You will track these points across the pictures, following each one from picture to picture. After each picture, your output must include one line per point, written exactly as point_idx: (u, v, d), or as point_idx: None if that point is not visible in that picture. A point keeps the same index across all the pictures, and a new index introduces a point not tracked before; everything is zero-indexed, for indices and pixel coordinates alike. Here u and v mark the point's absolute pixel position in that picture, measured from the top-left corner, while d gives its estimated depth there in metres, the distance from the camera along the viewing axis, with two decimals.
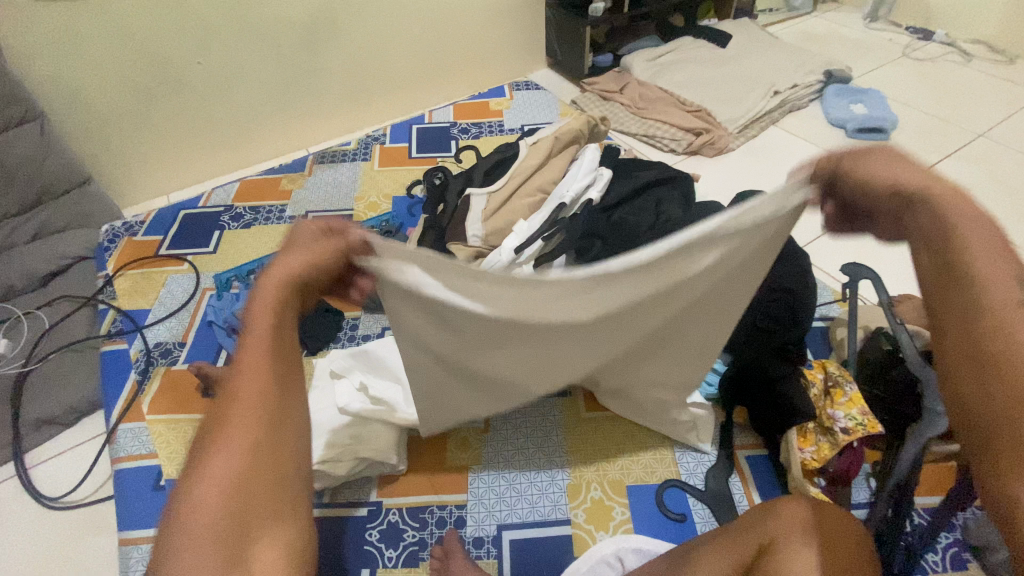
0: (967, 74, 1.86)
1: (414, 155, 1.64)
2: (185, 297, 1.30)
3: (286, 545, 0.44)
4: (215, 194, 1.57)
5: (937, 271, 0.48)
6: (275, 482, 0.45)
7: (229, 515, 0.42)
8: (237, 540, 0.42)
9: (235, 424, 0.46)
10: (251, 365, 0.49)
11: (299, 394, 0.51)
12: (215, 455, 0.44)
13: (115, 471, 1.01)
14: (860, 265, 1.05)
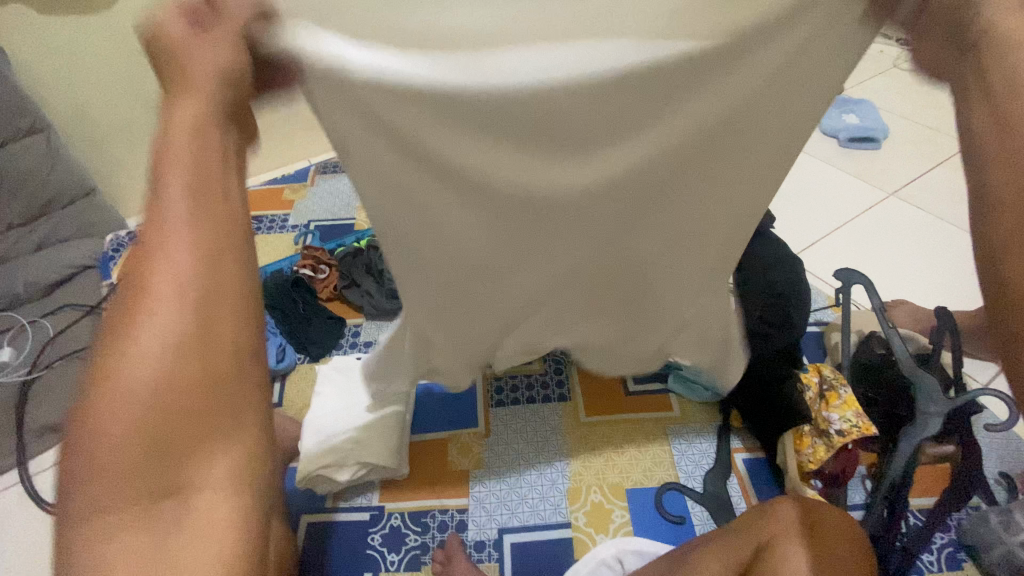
0: None
1: None
2: None
3: (230, 468, 0.35)
4: None
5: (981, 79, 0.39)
6: (210, 405, 0.34)
7: (152, 425, 0.33)
8: (168, 453, 0.33)
9: (155, 309, 0.34)
10: (174, 236, 0.35)
11: (236, 277, 0.36)
12: (133, 350, 0.33)
13: None
14: (851, 270, 1.07)
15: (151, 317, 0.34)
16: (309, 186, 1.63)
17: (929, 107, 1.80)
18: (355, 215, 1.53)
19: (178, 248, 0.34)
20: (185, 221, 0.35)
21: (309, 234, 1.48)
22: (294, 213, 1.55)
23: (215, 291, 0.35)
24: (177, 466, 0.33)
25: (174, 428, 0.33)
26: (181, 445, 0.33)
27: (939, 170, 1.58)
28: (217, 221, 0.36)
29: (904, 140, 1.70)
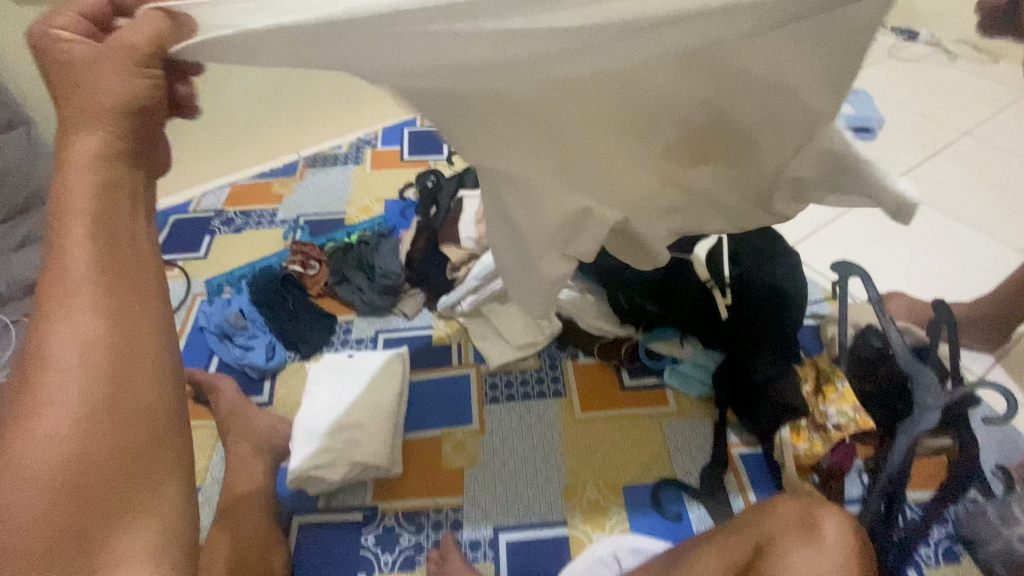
0: (955, 72, 1.88)
1: (406, 157, 1.64)
2: (176, 303, 1.29)
3: (155, 514, 0.50)
4: (205, 199, 1.57)
5: None
6: (126, 457, 0.48)
7: (68, 480, 0.46)
8: (88, 504, 0.47)
9: (51, 384, 0.47)
10: (62, 324, 0.48)
11: (139, 356, 0.50)
12: (41, 418, 0.46)
13: None
14: (849, 263, 1.05)
15: (54, 340, 0.48)
16: (298, 180, 1.60)
17: (926, 97, 1.79)
18: (346, 210, 1.51)
19: (81, 298, 0.48)
20: (88, 276, 0.49)
21: (299, 229, 1.45)
22: (284, 207, 1.53)
23: (116, 321, 0.49)
24: (83, 491, 0.47)
25: (83, 460, 0.47)
26: (87, 446, 0.47)
27: (935, 161, 1.57)
28: (114, 305, 0.50)
29: (900, 130, 1.69)
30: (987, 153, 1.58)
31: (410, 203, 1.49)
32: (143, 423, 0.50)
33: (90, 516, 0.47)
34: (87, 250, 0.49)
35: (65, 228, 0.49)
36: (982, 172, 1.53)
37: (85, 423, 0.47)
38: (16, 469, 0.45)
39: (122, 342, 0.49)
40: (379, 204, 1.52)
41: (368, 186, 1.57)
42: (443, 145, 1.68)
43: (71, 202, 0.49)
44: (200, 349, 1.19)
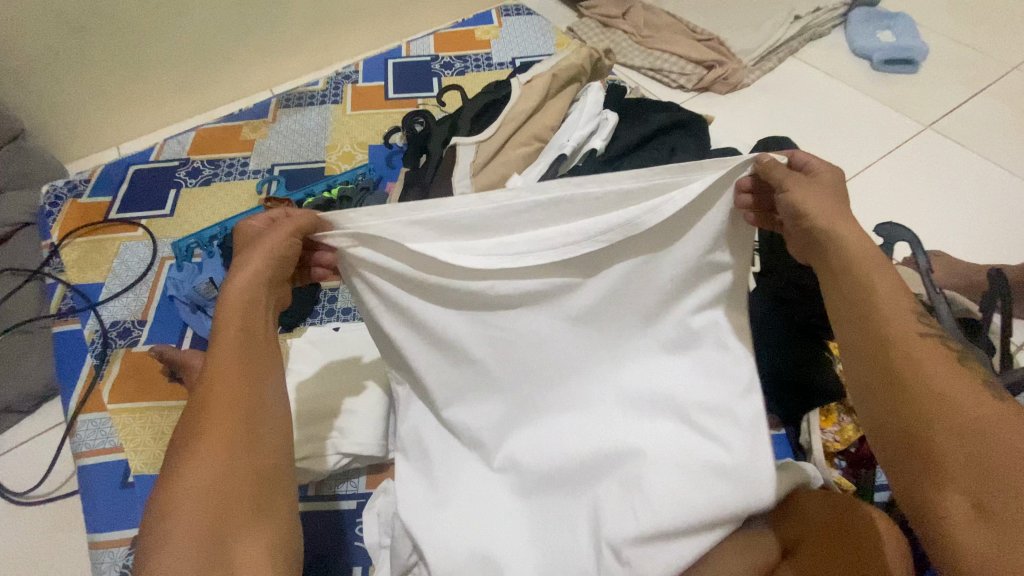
0: (991, 14, 1.76)
1: (390, 96, 1.47)
2: (141, 269, 1.16)
3: (265, 544, 0.49)
4: (168, 145, 1.39)
5: (875, 343, 0.52)
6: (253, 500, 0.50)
7: (208, 521, 0.47)
8: (216, 544, 0.46)
9: (213, 429, 0.50)
10: (223, 364, 0.54)
11: (271, 406, 0.55)
12: (191, 462, 0.49)
13: (79, 467, 0.92)
14: (894, 224, 0.94)
15: (214, 387, 0.53)
16: (270, 123, 1.42)
17: (957, 41, 1.69)
18: (326, 157, 1.35)
19: (227, 356, 0.55)
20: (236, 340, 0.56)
21: (274, 181, 1.30)
22: (255, 155, 1.36)
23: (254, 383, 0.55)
24: (220, 532, 0.47)
25: (233, 500, 0.49)
26: (238, 487, 0.49)
27: (960, 113, 1.51)
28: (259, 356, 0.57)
29: (932, 78, 1.60)
30: (1015, 106, 1.51)
31: (397, 150, 1.34)
32: (267, 465, 0.53)
33: (219, 545, 0.46)
34: (237, 311, 0.57)
35: (225, 303, 0.57)
36: (1007, 126, 1.47)
37: (228, 465, 0.49)
38: (172, 512, 0.46)
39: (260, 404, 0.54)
40: (362, 150, 1.36)
41: (348, 129, 1.40)
42: (433, 79, 1.51)
43: (233, 288, 0.58)
44: (172, 321, 1.08)
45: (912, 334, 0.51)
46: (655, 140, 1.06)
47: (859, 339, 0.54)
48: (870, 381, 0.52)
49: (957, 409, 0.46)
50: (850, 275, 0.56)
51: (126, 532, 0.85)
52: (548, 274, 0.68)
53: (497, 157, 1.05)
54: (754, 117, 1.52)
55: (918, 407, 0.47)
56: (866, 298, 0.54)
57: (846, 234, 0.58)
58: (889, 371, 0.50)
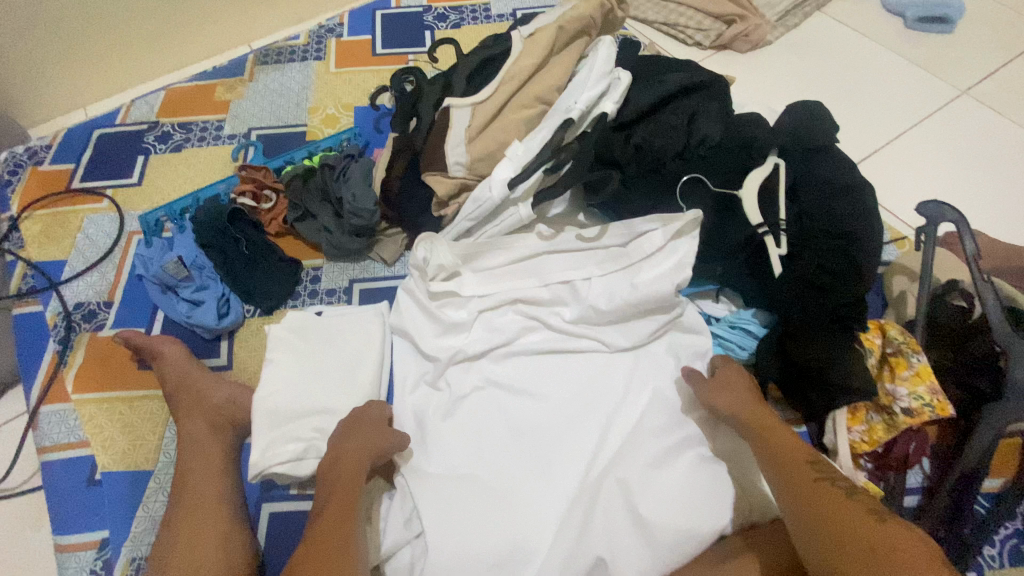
0: None
1: (378, 52, 1.33)
2: (107, 245, 1.07)
3: None
4: (135, 106, 1.27)
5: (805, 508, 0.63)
6: None
7: None
8: None
9: None
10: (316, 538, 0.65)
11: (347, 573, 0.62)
12: None
13: (43, 463, 0.85)
14: (940, 202, 0.83)
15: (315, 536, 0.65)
16: (247, 82, 1.29)
17: None
18: (308, 120, 1.23)
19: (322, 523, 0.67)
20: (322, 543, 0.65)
21: (251, 147, 1.19)
22: (230, 118, 1.24)
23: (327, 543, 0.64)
24: None
25: None
26: None
27: (999, 78, 1.38)
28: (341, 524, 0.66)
29: (972, 38, 1.46)
30: None
31: (385, 112, 1.23)
32: None
33: None
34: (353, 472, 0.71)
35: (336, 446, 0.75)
36: None
37: None
38: None
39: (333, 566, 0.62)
40: (347, 112, 1.24)
41: (332, 89, 1.28)
42: (425, 34, 1.36)
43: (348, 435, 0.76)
44: (142, 303, 0.99)
45: (812, 483, 0.65)
46: (673, 103, 0.93)
47: (783, 493, 0.66)
48: (802, 526, 0.63)
49: (860, 537, 0.58)
50: (760, 443, 0.72)
51: (95, 534, 0.79)
52: (529, 252, 0.91)
53: (495, 123, 0.94)
54: (777, 79, 1.38)
55: (840, 546, 0.58)
56: (772, 459, 0.70)
57: (744, 414, 0.75)
58: (810, 520, 0.62)
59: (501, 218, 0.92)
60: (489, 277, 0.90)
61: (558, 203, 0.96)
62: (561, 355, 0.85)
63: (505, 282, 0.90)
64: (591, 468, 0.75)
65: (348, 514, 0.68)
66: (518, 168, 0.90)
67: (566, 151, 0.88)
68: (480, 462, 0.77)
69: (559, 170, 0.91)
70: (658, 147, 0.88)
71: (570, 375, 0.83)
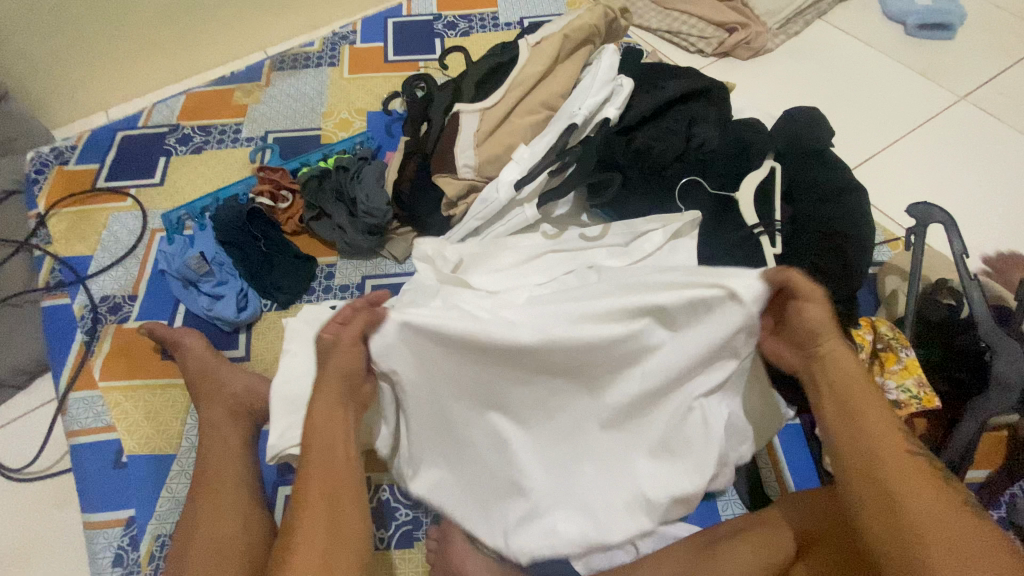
0: None
1: (390, 58, 1.38)
2: (132, 241, 1.12)
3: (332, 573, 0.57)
4: (157, 110, 1.32)
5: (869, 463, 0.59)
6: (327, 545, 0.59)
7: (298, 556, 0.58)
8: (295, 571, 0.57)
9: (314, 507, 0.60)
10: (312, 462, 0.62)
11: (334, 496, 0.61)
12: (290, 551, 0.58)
13: (72, 446, 0.90)
14: (930, 203, 0.86)
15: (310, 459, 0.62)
16: (265, 87, 1.35)
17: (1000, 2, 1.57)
18: (322, 124, 1.28)
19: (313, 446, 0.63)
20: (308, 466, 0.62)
21: (268, 149, 1.24)
22: (248, 121, 1.29)
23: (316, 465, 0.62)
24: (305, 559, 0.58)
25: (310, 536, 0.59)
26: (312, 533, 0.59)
27: (996, 84, 1.41)
28: (326, 439, 0.63)
29: (970, 45, 1.49)
30: None
31: (396, 117, 1.27)
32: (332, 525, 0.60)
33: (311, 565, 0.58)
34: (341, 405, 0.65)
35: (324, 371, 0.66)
36: None
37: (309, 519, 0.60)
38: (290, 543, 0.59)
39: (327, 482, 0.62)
40: (361, 117, 1.29)
41: (346, 94, 1.33)
42: (436, 41, 1.41)
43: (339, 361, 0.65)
44: (164, 297, 1.04)
45: (899, 451, 0.59)
46: (672, 109, 0.97)
47: (854, 453, 0.60)
48: (867, 493, 0.58)
49: (928, 500, 0.56)
50: (845, 395, 0.62)
51: (121, 512, 0.84)
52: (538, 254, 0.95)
53: (502, 127, 0.99)
54: (776, 85, 1.43)
55: (908, 522, 0.55)
56: (862, 416, 0.61)
57: (843, 361, 0.64)
58: (885, 489, 0.57)
59: (509, 218, 0.96)
60: (500, 271, 0.92)
61: (562, 204, 0.99)
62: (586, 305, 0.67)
63: (515, 274, 0.92)
64: (596, 433, 0.73)
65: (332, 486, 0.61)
66: (525, 170, 0.94)
67: (571, 154, 0.93)
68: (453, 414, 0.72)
69: (564, 172, 0.94)
70: (658, 151, 0.92)
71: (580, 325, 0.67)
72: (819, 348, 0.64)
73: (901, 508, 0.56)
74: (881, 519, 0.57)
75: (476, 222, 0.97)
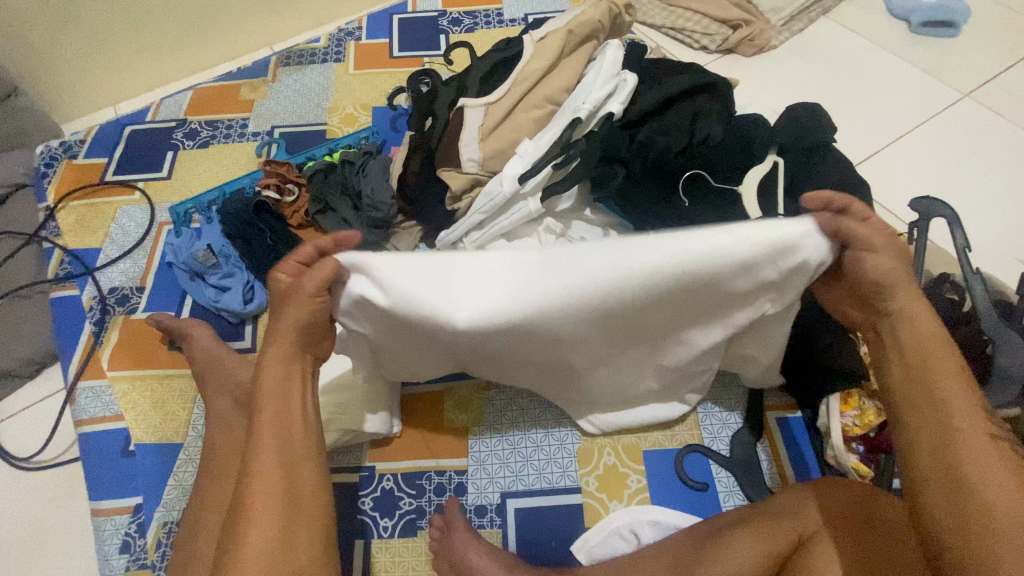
0: None
1: (396, 54, 1.39)
2: (139, 234, 1.13)
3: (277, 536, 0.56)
4: (164, 105, 1.33)
5: (935, 423, 0.54)
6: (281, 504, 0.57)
7: (252, 505, 0.56)
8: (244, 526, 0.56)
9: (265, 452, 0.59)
10: (268, 416, 0.61)
11: (286, 452, 0.60)
12: (247, 509, 0.56)
13: (80, 434, 0.92)
14: (934, 198, 0.86)
15: (264, 413, 0.61)
16: (270, 82, 1.36)
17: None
18: (328, 119, 1.29)
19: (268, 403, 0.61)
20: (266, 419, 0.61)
21: (274, 143, 1.25)
22: (254, 116, 1.30)
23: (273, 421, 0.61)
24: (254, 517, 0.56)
25: (260, 496, 0.57)
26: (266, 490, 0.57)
27: (1001, 81, 1.41)
28: (279, 395, 0.62)
29: (976, 42, 1.49)
30: None
31: (401, 112, 1.28)
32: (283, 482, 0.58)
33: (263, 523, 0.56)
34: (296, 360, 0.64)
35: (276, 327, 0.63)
36: None
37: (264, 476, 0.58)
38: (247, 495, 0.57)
39: (281, 441, 0.60)
40: (366, 112, 1.29)
41: (352, 90, 1.34)
42: (440, 38, 1.42)
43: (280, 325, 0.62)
44: (171, 289, 1.05)
45: (981, 427, 0.53)
46: (676, 104, 0.97)
47: (920, 411, 0.56)
48: (930, 453, 0.54)
49: (992, 465, 0.51)
50: (917, 353, 0.57)
51: (129, 500, 0.85)
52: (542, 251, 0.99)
53: (507, 121, 0.99)
54: (780, 81, 1.43)
55: (977, 503, 0.50)
56: (933, 376, 0.56)
57: (919, 321, 0.58)
58: (954, 466, 0.52)
59: (512, 212, 0.96)
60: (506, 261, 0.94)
61: (566, 198, 0.98)
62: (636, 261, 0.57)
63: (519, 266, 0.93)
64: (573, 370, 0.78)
65: (286, 440, 0.61)
66: (528, 164, 0.94)
67: (575, 148, 0.92)
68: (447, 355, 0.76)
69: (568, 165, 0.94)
70: (662, 146, 0.92)
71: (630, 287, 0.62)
72: (887, 305, 0.59)
73: (964, 470, 0.52)
74: (938, 476, 0.53)
75: (478, 218, 0.97)
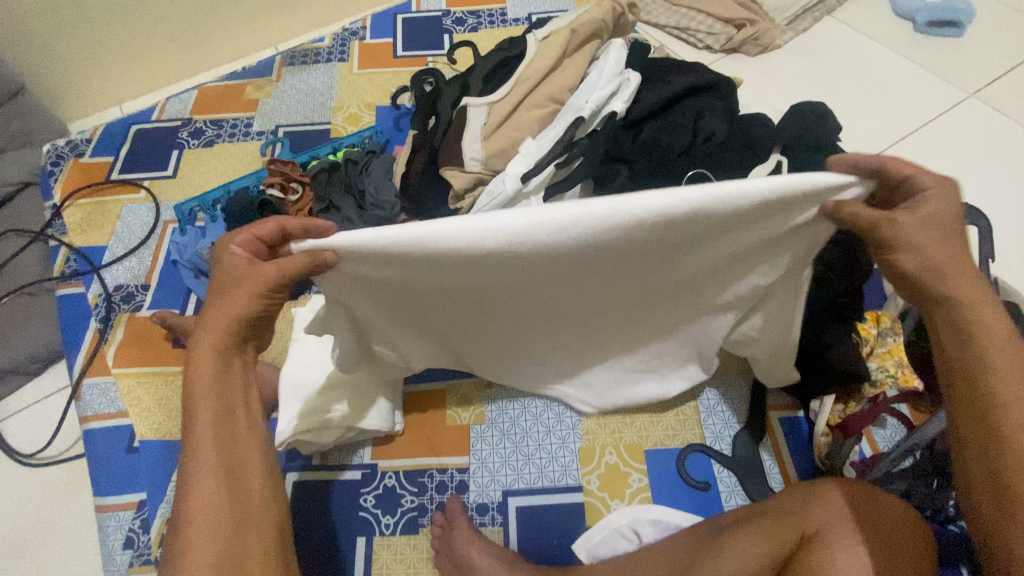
0: None
1: (399, 54, 1.39)
2: (144, 232, 1.14)
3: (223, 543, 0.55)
4: (170, 104, 1.34)
5: (985, 423, 0.52)
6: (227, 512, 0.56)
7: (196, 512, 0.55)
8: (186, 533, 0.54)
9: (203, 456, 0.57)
10: (208, 417, 0.58)
11: (231, 456, 0.59)
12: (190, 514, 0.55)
13: (84, 430, 0.92)
14: None
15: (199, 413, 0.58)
16: (275, 82, 1.36)
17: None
18: (332, 118, 1.29)
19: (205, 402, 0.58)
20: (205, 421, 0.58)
21: (278, 142, 1.26)
22: (258, 115, 1.31)
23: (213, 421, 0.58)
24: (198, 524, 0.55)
25: (202, 503, 0.55)
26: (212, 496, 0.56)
27: (1006, 81, 1.40)
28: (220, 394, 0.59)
29: (981, 41, 1.48)
30: None
31: (405, 111, 1.29)
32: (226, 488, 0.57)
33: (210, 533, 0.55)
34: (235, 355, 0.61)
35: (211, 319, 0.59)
36: None
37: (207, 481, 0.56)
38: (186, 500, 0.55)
39: (225, 446, 0.58)
40: (369, 111, 1.30)
41: (355, 89, 1.34)
42: (443, 38, 1.42)
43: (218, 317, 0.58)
44: (176, 286, 1.06)
45: None
46: (677, 104, 0.97)
47: (970, 408, 0.54)
48: (978, 453, 0.53)
49: None
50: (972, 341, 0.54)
51: (132, 496, 0.85)
52: None
53: (510, 120, 0.99)
54: (783, 80, 1.42)
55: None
56: (988, 367, 0.53)
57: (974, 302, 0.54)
58: (998, 469, 0.51)
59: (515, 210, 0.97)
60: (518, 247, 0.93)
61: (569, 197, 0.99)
62: (634, 239, 0.56)
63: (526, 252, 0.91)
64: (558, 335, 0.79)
65: (229, 441, 0.59)
66: (531, 163, 0.94)
67: (577, 147, 0.93)
68: (426, 321, 0.75)
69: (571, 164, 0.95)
70: (666, 144, 0.92)
71: (626, 262, 0.62)
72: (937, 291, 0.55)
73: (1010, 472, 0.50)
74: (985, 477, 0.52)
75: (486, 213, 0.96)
